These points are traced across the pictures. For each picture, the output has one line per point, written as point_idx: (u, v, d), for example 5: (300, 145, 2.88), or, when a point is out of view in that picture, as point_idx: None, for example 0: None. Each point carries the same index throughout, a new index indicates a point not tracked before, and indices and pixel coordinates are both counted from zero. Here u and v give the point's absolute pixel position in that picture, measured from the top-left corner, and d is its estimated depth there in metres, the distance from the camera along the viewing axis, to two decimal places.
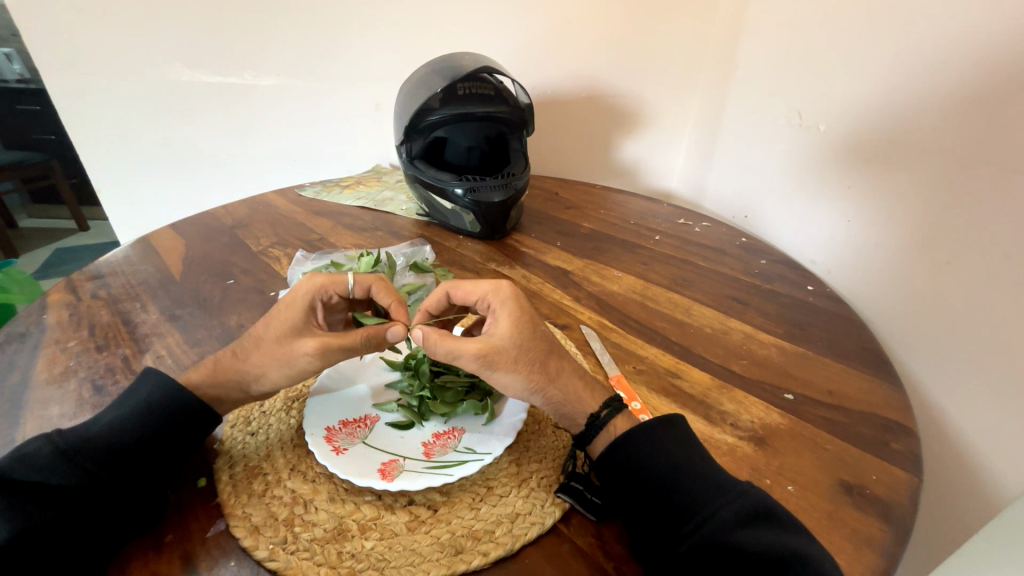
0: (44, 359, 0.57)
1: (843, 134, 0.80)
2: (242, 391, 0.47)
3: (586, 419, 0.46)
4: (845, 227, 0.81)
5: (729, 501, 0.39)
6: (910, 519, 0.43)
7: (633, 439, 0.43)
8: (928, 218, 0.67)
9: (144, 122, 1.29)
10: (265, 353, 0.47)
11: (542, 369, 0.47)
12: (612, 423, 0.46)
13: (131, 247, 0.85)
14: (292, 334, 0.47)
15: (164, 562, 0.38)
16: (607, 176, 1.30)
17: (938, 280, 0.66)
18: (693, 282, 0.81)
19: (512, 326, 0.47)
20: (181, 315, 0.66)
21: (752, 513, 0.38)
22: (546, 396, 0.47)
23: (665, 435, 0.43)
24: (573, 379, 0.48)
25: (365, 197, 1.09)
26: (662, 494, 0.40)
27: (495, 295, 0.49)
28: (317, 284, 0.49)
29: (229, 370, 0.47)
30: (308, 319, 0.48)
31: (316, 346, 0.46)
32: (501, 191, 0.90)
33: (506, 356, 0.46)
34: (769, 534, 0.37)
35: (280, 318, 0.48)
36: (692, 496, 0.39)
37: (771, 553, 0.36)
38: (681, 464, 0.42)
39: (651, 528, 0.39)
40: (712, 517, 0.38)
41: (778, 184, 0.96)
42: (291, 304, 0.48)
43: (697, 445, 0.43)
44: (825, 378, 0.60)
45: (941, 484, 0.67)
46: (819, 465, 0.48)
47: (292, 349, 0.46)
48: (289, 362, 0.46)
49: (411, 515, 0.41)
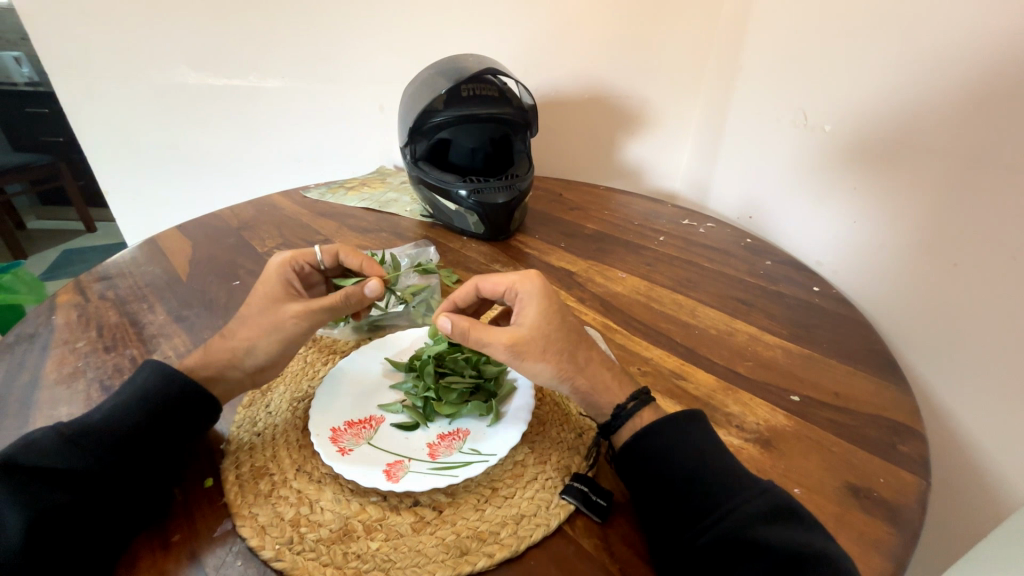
0: (52, 359, 0.58)
1: (848, 134, 0.80)
2: (234, 368, 0.48)
3: (611, 410, 0.46)
4: (850, 228, 0.81)
5: (749, 497, 0.38)
6: (919, 522, 0.43)
7: (650, 435, 0.43)
8: (934, 219, 0.67)
9: (150, 124, 1.30)
10: (253, 326, 0.49)
11: (571, 359, 0.47)
12: (638, 414, 0.46)
13: (138, 248, 0.86)
14: (274, 303, 0.50)
15: (171, 561, 0.38)
16: (611, 177, 1.30)
17: (944, 281, 0.66)
18: (697, 283, 0.81)
19: (540, 317, 0.47)
20: (187, 316, 0.66)
21: (769, 510, 0.38)
22: (573, 385, 0.47)
23: (686, 429, 0.43)
24: (601, 369, 0.48)
25: (369, 198, 1.10)
26: (676, 491, 0.40)
27: (522, 286, 0.49)
28: (286, 259, 0.53)
29: (220, 350, 0.48)
30: (286, 288, 0.51)
31: (300, 308, 0.49)
32: (505, 192, 0.90)
33: (534, 346, 0.46)
34: (786, 533, 0.37)
35: (260, 292, 0.51)
36: (709, 492, 0.39)
37: (779, 556, 0.35)
38: (696, 463, 0.41)
39: (668, 522, 0.39)
40: (731, 511, 0.38)
41: (783, 185, 0.96)
42: (267, 280, 0.51)
43: (712, 443, 0.43)
44: (831, 379, 0.60)
45: (950, 488, 0.67)
46: (825, 467, 0.48)
47: (278, 314, 0.49)
48: (277, 327, 0.49)
49: (416, 516, 0.41)
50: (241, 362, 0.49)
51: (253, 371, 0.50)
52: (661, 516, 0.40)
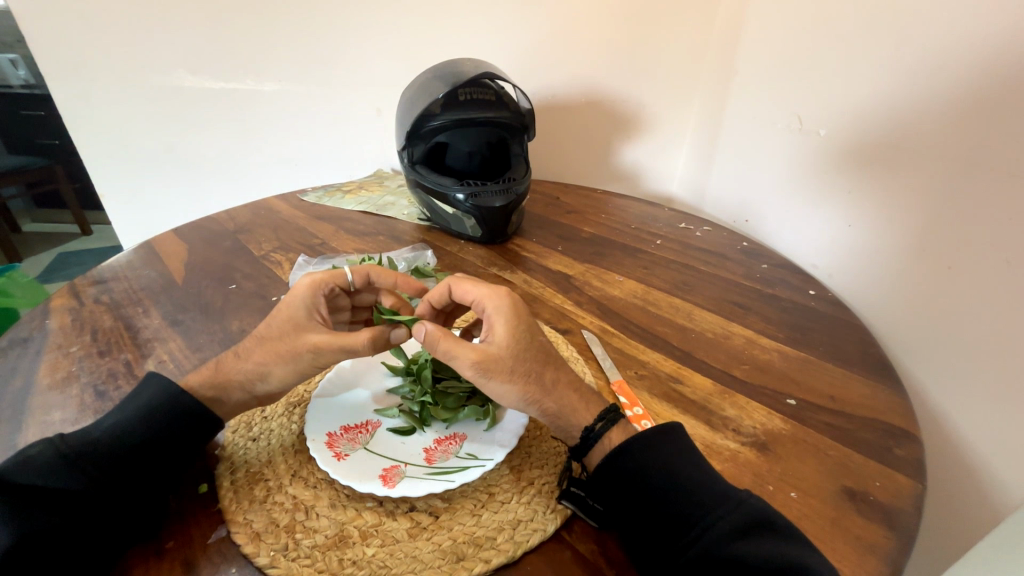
0: (45, 364, 0.57)
1: (843, 138, 0.81)
2: (242, 391, 0.47)
3: (582, 431, 0.45)
4: (846, 231, 0.82)
5: (727, 510, 0.38)
6: (915, 526, 0.43)
7: (623, 458, 0.42)
8: (929, 223, 0.67)
9: (147, 127, 1.30)
10: (268, 349, 0.48)
11: (537, 381, 0.46)
12: (607, 435, 0.45)
13: (133, 252, 0.85)
14: (296, 330, 0.48)
15: (166, 569, 0.38)
16: (607, 180, 1.30)
17: (939, 285, 0.66)
18: (694, 286, 0.81)
19: (508, 334, 0.46)
20: (183, 320, 0.66)
21: (748, 522, 0.38)
22: (541, 409, 0.46)
23: (663, 443, 0.43)
24: (568, 392, 0.47)
25: (366, 202, 1.10)
26: (657, 507, 0.40)
27: (490, 300, 0.49)
28: (317, 280, 0.51)
29: (230, 370, 0.47)
30: (310, 313, 0.49)
31: (320, 340, 0.47)
32: (502, 196, 0.91)
33: (502, 365, 0.45)
34: (768, 544, 0.37)
35: (284, 314, 0.49)
36: (688, 506, 0.39)
37: (765, 564, 0.35)
38: (674, 479, 0.40)
39: (651, 539, 0.39)
40: (710, 526, 0.38)
41: (778, 189, 0.97)
42: (292, 301, 0.49)
43: (688, 457, 0.42)
44: (827, 383, 0.60)
45: (945, 490, 0.67)
46: (821, 471, 0.48)
47: (297, 343, 0.47)
48: (294, 356, 0.47)
49: (412, 521, 0.41)
50: (251, 386, 0.47)
51: (264, 396, 0.48)
52: (642, 532, 0.39)
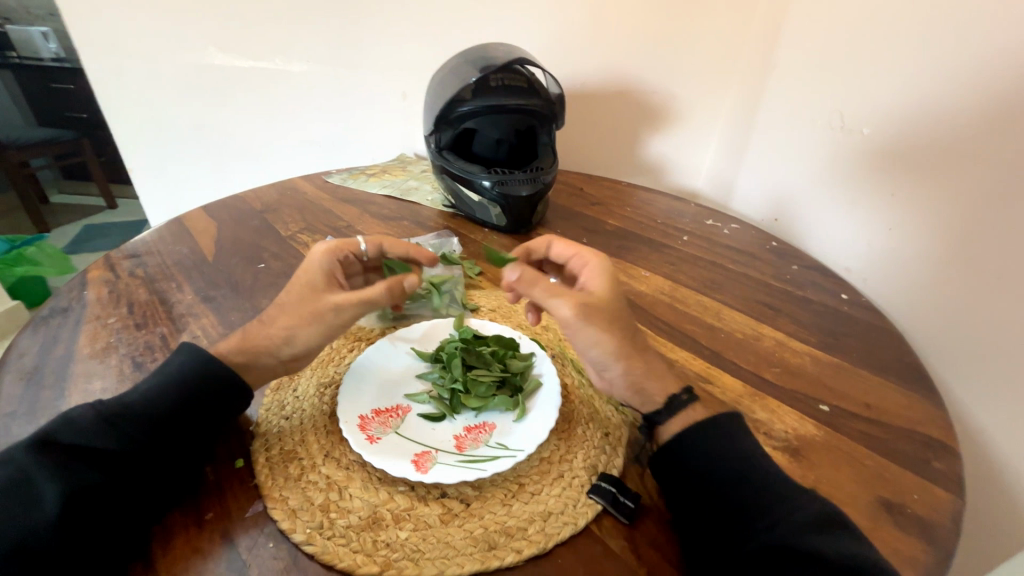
0: (85, 334, 0.59)
1: (885, 139, 0.78)
2: (269, 355, 0.49)
3: (651, 409, 0.46)
4: (884, 236, 0.79)
5: (799, 503, 0.38)
6: (954, 542, 0.42)
7: (694, 441, 0.42)
8: (978, 228, 0.65)
9: (177, 104, 1.32)
10: (293, 315, 0.49)
11: (605, 359, 0.46)
12: (671, 419, 0.45)
13: (163, 227, 0.86)
14: (315, 294, 0.49)
15: (205, 539, 0.38)
16: (633, 173, 1.27)
17: (987, 292, 0.64)
18: (723, 285, 0.80)
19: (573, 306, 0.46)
20: (215, 296, 0.67)
21: (821, 518, 0.37)
22: (607, 387, 0.46)
23: (729, 435, 0.43)
24: (634, 373, 0.47)
25: (391, 186, 1.09)
26: (726, 493, 0.39)
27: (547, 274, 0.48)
28: (331, 247, 0.53)
29: (255, 336, 0.49)
30: (327, 278, 0.51)
31: (344, 298, 0.48)
32: (529, 184, 0.90)
33: (573, 341, 0.45)
34: (842, 541, 0.36)
35: (303, 278, 0.51)
36: (757, 497, 0.39)
37: (835, 562, 0.35)
38: (743, 467, 0.41)
39: (714, 526, 0.38)
40: (780, 517, 0.37)
41: (814, 189, 0.94)
42: (311, 267, 0.51)
43: (757, 449, 0.43)
44: (861, 390, 0.59)
45: (983, 506, 0.65)
46: (856, 480, 0.47)
47: (318, 305, 0.48)
48: (318, 318, 0.48)
49: (444, 507, 0.41)
50: (280, 351, 0.49)
51: (289, 359, 0.50)
52: (705, 518, 0.39)
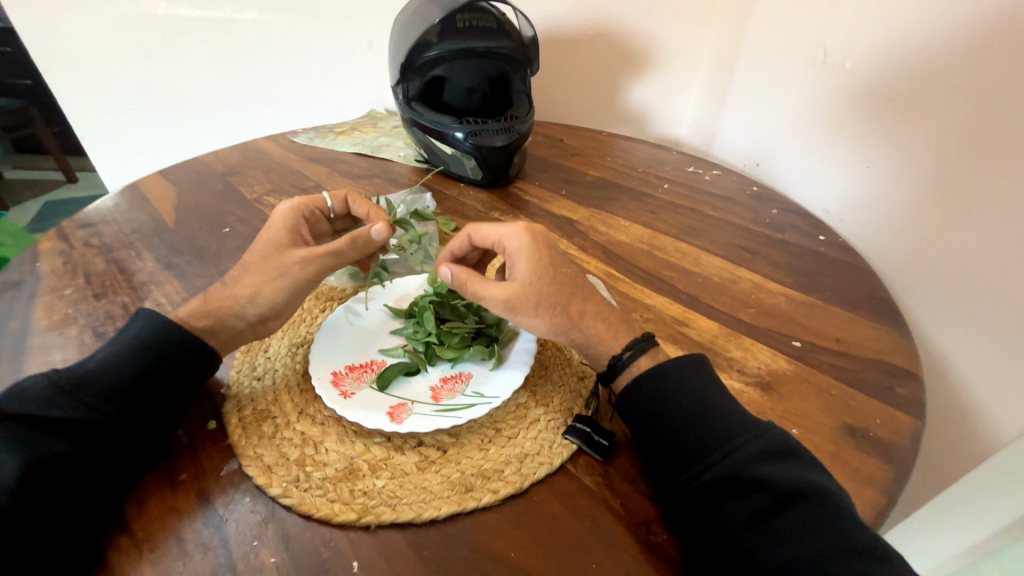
0: (41, 307, 0.56)
1: (868, 72, 0.75)
2: (235, 318, 0.47)
3: (609, 360, 0.46)
4: (863, 174, 0.78)
5: (753, 435, 0.38)
6: (912, 459, 0.44)
7: (650, 382, 0.42)
8: (954, 160, 0.64)
9: (123, 61, 1.22)
10: (258, 274, 0.48)
11: (564, 312, 0.46)
12: (635, 363, 0.45)
13: (118, 194, 0.82)
14: (279, 250, 0.49)
15: (180, 499, 0.39)
16: (614, 122, 1.22)
17: (957, 225, 0.64)
18: (702, 231, 0.79)
19: (532, 271, 0.46)
20: (177, 263, 0.64)
21: (772, 448, 0.38)
22: (569, 338, 0.46)
23: (686, 372, 0.43)
24: (597, 322, 0.46)
25: (361, 143, 1.04)
26: (681, 433, 0.40)
27: (508, 239, 0.48)
28: (294, 203, 0.52)
29: (217, 298, 0.48)
30: (291, 235, 0.50)
31: (309, 253, 0.48)
32: (503, 134, 0.86)
33: (527, 301, 0.45)
34: (789, 468, 0.37)
35: (266, 237, 0.50)
36: (712, 433, 0.39)
37: (783, 489, 0.35)
38: (698, 405, 0.41)
39: (671, 463, 0.39)
40: (735, 449, 0.38)
41: (796, 130, 0.91)
42: (273, 224, 0.50)
43: (712, 385, 0.43)
44: (832, 326, 0.60)
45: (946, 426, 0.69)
46: (824, 408, 0.49)
47: (283, 260, 0.48)
48: (284, 273, 0.48)
49: (421, 455, 0.41)
50: (246, 313, 0.48)
51: (257, 322, 0.49)
52: (664, 455, 0.40)
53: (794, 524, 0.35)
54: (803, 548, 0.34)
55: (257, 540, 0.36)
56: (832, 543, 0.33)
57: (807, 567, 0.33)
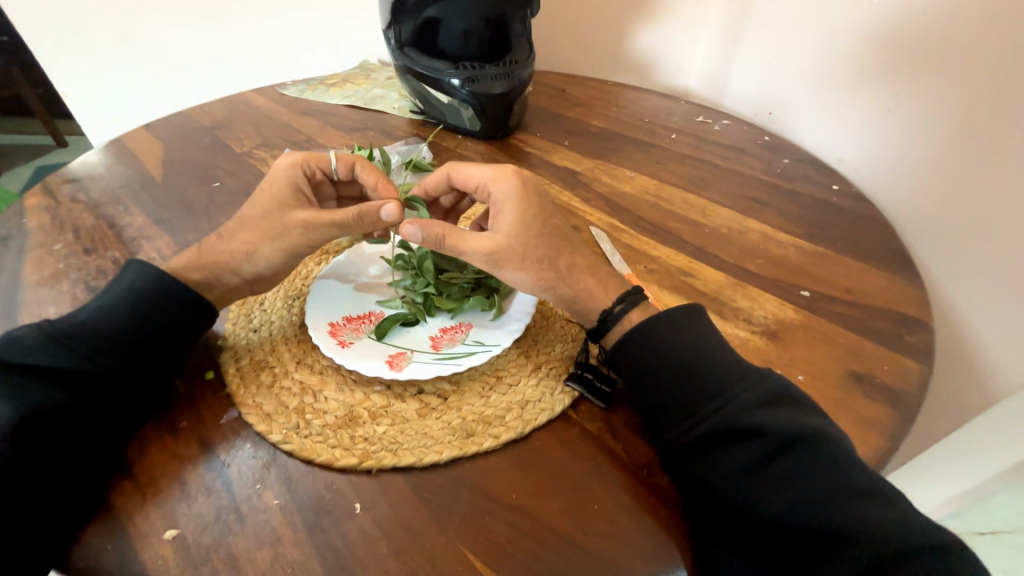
0: (31, 262, 0.55)
1: (896, 3, 0.69)
2: (231, 273, 0.46)
3: (599, 315, 0.44)
4: (883, 118, 0.74)
5: (753, 383, 0.38)
6: (918, 404, 0.43)
7: (647, 332, 0.41)
8: (986, 99, 0.61)
9: (98, 9, 1.15)
10: (255, 230, 0.46)
11: (552, 267, 0.44)
12: (628, 316, 0.44)
13: (103, 149, 0.79)
14: (281, 209, 0.46)
15: (182, 445, 0.39)
16: (619, 71, 1.15)
17: (982, 172, 0.62)
18: (710, 181, 0.76)
19: (517, 223, 0.44)
20: (167, 218, 0.62)
21: (772, 396, 0.37)
22: (556, 294, 0.45)
23: (683, 323, 0.42)
24: (586, 276, 0.45)
25: (353, 94, 0.99)
26: (679, 382, 0.39)
27: (495, 185, 0.46)
28: (297, 159, 0.48)
29: (206, 248, 0.46)
30: (296, 194, 0.47)
31: (310, 218, 0.45)
32: (503, 81, 0.81)
33: (512, 254, 0.44)
34: (791, 415, 0.36)
35: (267, 195, 0.47)
36: (711, 382, 0.38)
37: (783, 435, 0.35)
38: (696, 354, 0.40)
39: (669, 412, 0.38)
40: (735, 397, 0.37)
41: (815, 73, 0.84)
42: (276, 182, 0.47)
43: (712, 335, 0.41)
44: (842, 276, 0.58)
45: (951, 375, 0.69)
46: (830, 356, 0.48)
47: (284, 221, 0.45)
48: (282, 234, 0.45)
49: (421, 403, 0.41)
50: (243, 270, 0.46)
51: (253, 279, 0.47)
52: (661, 405, 0.39)
53: (794, 469, 0.34)
54: (803, 491, 0.33)
55: (259, 483, 0.36)
56: (833, 486, 0.33)
57: (807, 509, 0.33)
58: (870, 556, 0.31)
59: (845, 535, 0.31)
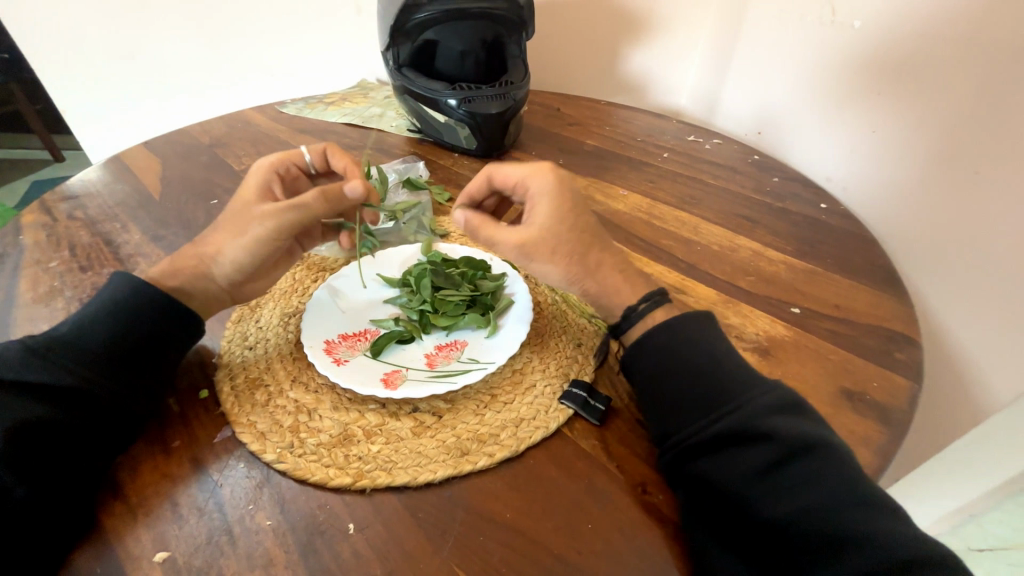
0: (26, 279, 0.55)
1: (879, 32, 0.72)
2: (205, 278, 0.47)
3: (622, 311, 0.45)
4: (869, 139, 0.76)
5: (765, 389, 0.38)
6: (907, 421, 0.44)
7: (668, 331, 0.42)
8: (966, 122, 0.63)
9: (103, 29, 1.17)
10: (225, 232, 0.47)
11: (581, 262, 0.45)
12: (651, 315, 0.44)
13: (102, 166, 0.79)
14: (246, 207, 0.48)
15: (174, 465, 0.39)
16: (613, 92, 1.17)
17: (966, 192, 0.64)
18: (701, 200, 0.77)
19: (550, 215, 0.45)
20: (164, 235, 0.63)
21: (784, 403, 0.37)
22: (583, 289, 0.46)
23: (673, 335, 0.42)
24: (613, 273, 0.46)
25: (351, 113, 1.01)
26: (693, 384, 0.39)
27: (532, 180, 0.47)
28: (270, 160, 0.52)
29: (201, 265, 0.47)
30: (263, 193, 0.49)
31: (270, 208, 0.46)
32: (499, 101, 0.83)
33: (544, 246, 0.45)
34: (801, 423, 0.36)
35: (238, 197, 0.49)
36: (722, 387, 0.39)
37: (793, 441, 0.35)
38: (710, 359, 0.40)
39: (682, 414, 0.39)
40: (747, 402, 0.37)
41: (802, 96, 0.86)
42: (249, 184, 0.50)
43: (726, 341, 0.42)
44: (831, 293, 0.59)
45: (944, 391, 0.70)
46: (821, 373, 0.49)
47: (245, 217, 0.47)
48: (243, 231, 0.46)
49: (416, 421, 0.41)
50: (213, 273, 0.47)
51: (229, 286, 0.48)
52: (674, 406, 0.39)
53: (804, 475, 0.34)
54: (812, 497, 0.33)
55: (252, 504, 0.36)
56: (843, 493, 0.33)
57: (815, 515, 0.33)
58: (878, 564, 0.31)
59: (852, 540, 0.32)
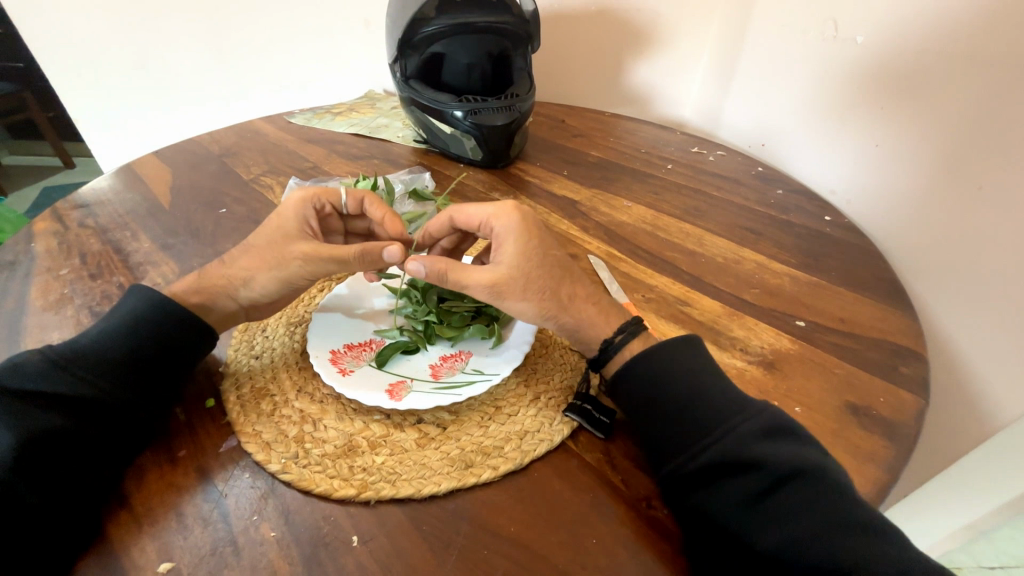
0: (37, 287, 0.56)
1: (881, 47, 0.73)
2: (229, 298, 0.47)
3: (600, 344, 0.45)
4: (872, 152, 0.76)
5: (753, 413, 0.38)
6: (914, 437, 0.44)
7: (654, 356, 0.42)
8: (969, 138, 0.64)
9: (116, 41, 1.19)
10: (256, 256, 0.47)
11: (554, 298, 0.45)
12: (627, 348, 0.44)
13: (113, 175, 0.80)
14: (283, 240, 0.47)
15: (180, 474, 0.39)
16: (617, 104, 1.19)
17: (971, 206, 0.64)
18: (705, 212, 0.78)
19: (519, 255, 0.45)
20: (173, 244, 0.63)
21: (771, 427, 0.37)
22: (558, 323, 0.45)
23: (665, 357, 0.42)
24: (587, 306, 0.46)
25: (358, 124, 1.02)
26: (684, 407, 0.39)
27: (497, 219, 0.47)
28: (307, 194, 0.49)
29: (213, 275, 0.47)
30: (301, 227, 0.47)
31: (309, 250, 0.45)
32: (504, 113, 0.84)
33: (515, 286, 0.44)
34: (790, 447, 0.36)
35: (274, 225, 0.47)
36: (712, 411, 0.38)
37: (784, 465, 0.35)
38: (700, 383, 0.40)
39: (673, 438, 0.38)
40: (736, 427, 0.37)
41: (805, 109, 0.87)
42: (284, 213, 0.48)
43: (712, 367, 0.42)
44: (836, 306, 0.59)
45: (952, 405, 0.69)
46: (827, 387, 0.48)
47: (282, 251, 0.46)
48: (279, 264, 0.46)
49: (420, 433, 0.41)
50: (239, 294, 0.47)
51: (248, 305, 0.48)
52: (666, 430, 0.39)
53: (796, 500, 0.34)
54: (805, 524, 0.33)
55: (257, 515, 0.36)
56: (834, 520, 0.33)
57: (808, 542, 0.32)
58: None
59: (845, 568, 0.31)
